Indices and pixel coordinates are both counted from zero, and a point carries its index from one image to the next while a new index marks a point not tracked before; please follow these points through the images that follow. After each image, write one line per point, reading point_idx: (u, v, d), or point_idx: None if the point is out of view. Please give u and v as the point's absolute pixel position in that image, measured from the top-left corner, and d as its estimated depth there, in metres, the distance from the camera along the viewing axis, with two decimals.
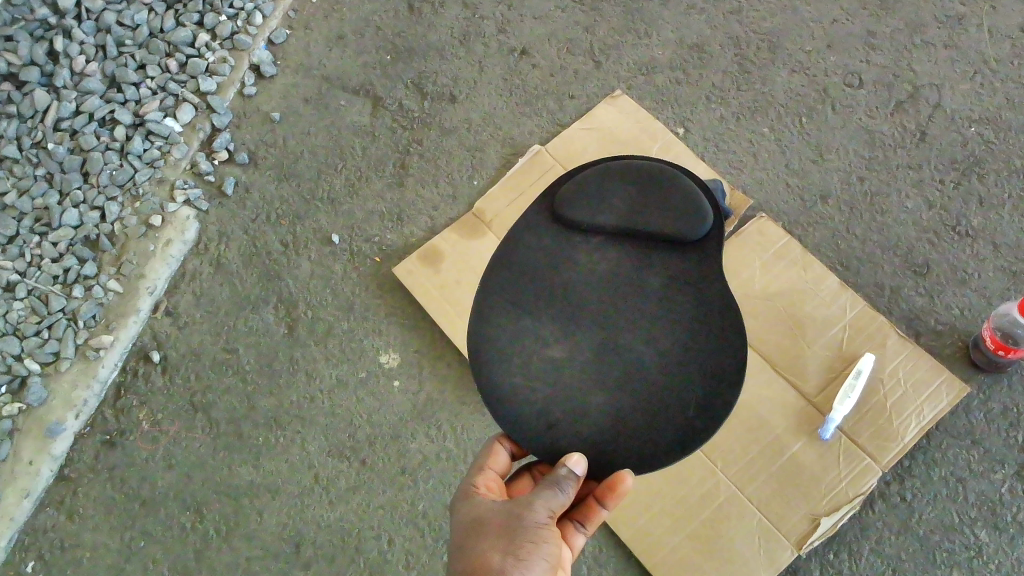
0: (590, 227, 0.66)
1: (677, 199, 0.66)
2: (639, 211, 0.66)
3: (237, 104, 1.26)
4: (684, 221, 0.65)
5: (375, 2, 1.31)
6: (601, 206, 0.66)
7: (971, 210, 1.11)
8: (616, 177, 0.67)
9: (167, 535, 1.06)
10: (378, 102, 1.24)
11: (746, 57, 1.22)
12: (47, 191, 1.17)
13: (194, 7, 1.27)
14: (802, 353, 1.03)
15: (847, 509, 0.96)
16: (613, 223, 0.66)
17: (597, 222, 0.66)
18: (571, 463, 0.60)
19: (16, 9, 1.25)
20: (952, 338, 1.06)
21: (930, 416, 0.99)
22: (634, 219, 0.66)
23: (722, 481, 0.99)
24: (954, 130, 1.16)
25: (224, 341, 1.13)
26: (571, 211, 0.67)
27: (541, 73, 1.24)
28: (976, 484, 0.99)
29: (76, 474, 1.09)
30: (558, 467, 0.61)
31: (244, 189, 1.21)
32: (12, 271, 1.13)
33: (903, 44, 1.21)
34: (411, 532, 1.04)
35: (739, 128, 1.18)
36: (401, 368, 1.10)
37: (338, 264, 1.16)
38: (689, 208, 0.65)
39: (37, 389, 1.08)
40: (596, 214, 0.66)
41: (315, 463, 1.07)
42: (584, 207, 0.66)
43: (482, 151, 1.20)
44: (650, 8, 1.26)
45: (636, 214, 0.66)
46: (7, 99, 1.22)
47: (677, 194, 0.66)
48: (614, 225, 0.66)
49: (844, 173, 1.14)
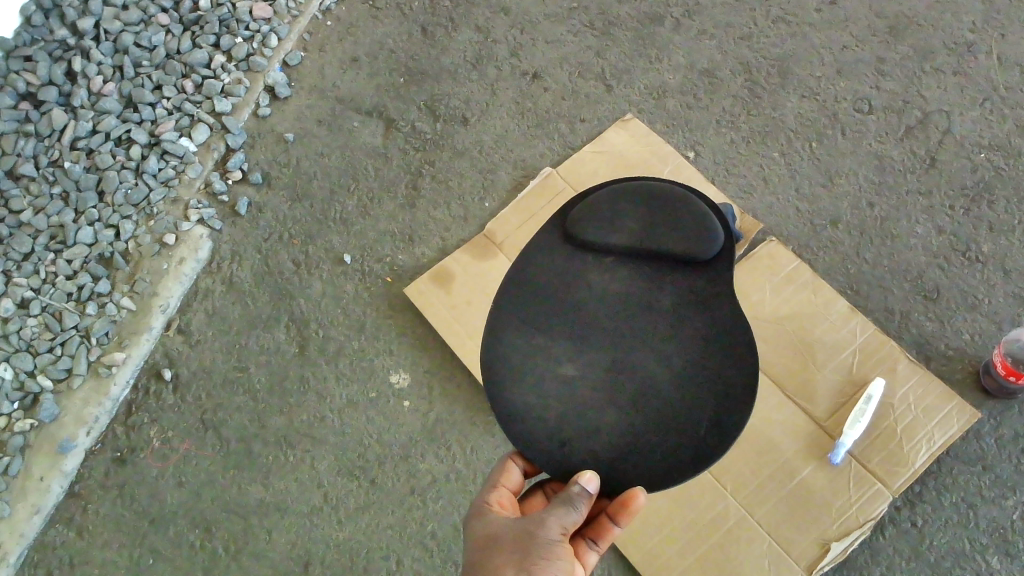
0: (600, 248, 0.67)
1: (688, 222, 0.67)
2: (650, 232, 0.67)
3: (251, 124, 1.27)
4: (694, 241, 0.66)
5: (388, 26, 1.33)
6: (612, 226, 0.67)
7: (982, 235, 1.12)
8: (629, 198, 0.68)
9: (177, 553, 1.06)
10: (391, 124, 1.26)
11: (756, 82, 1.23)
12: (62, 209, 1.18)
13: (210, 28, 1.29)
14: (812, 378, 1.03)
15: (858, 535, 0.95)
16: (625, 243, 0.67)
17: (608, 243, 0.67)
18: (583, 481, 0.60)
19: (36, 31, 1.28)
20: (963, 364, 1.06)
21: (940, 441, 0.99)
22: (646, 239, 0.67)
23: (732, 505, 0.99)
24: (964, 155, 1.16)
25: (236, 359, 1.14)
26: (582, 231, 0.68)
27: (553, 96, 1.25)
28: (987, 511, 0.99)
29: (86, 490, 1.09)
30: (571, 484, 0.61)
31: (258, 209, 1.22)
32: (27, 288, 1.14)
33: (913, 71, 1.22)
34: (419, 553, 1.04)
35: (750, 153, 1.19)
36: (411, 388, 1.11)
37: (350, 283, 1.17)
38: (700, 229, 0.66)
39: (49, 406, 1.08)
40: (607, 236, 0.67)
41: (325, 482, 1.07)
42: (596, 227, 0.67)
43: (494, 173, 1.21)
44: (662, 34, 1.27)
45: (647, 235, 0.67)
46: (25, 119, 1.23)
47: (687, 215, 0.67)
48: (625, 245, 0.67)
49: (854, 198, 1.15)
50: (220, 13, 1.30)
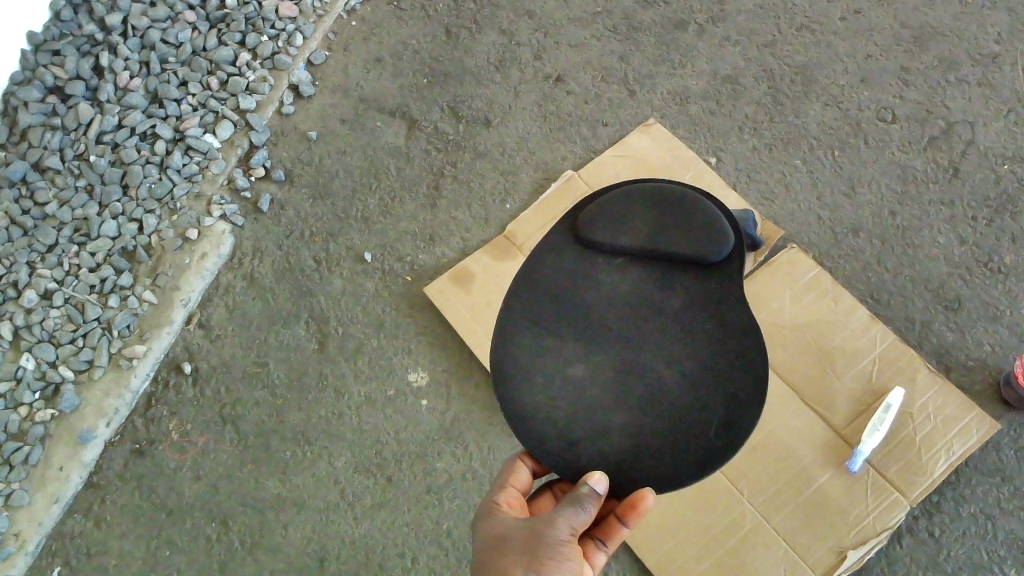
0: (611, 249, 0.67)
1: (700, 224, 0.67)
2: (660, 234, 0.67)
3: (275, 122, 1.28)
4: (705, 243, 0.66)
5: (414, 27, 1.33)
6: (623, 228, 0.67)
7: (1004, 246, 1.11)
8: (639, 199, 0.68)
9: (193, 546, 1.06)
10: (414, 124, 1.26)
11: (779, 90, 1.23)
12: (86, 202, 1.19)
13: (236, 26, 1.30)
14: (831, 385, 1.03)
15: (875, 543, 0.95)
16: (636, 243, 0.67)
17: (619, 245, 0.67)
18: (592, 482, 0.60)
19: (65, 25, 1.29)
20: (983, 374, 1.06)
21: (959, 451, 0.98)
22: (657, 241, 0.67)
23: (748, 510, 0.99)
24: (987, 167, 1.16)
25: (255, 354, 1.14)
26: (592, 233, 0.68)
27: (576, 100, 1.25)
28: (1005, 522, 0.99)
29: (105, 481, 1.10)
30: (579, 485, 0.61)
31: (280, 206, 1.23)
32: (50, 279, 1.15)
33: (937, 81, 1.22)
34: (435, 551, 1.04)
35: (771, 160, 1.19)
36: (429, 387, 1.11)
37: (370, 281, 1.17)
38: (712, 231, 0.66)
39: (70, 396, 1.09)
40: (617, 238, 0.67)
41: (341, 478, 1.08)
42: (607, 228, 0.67)
43: (515, 175, 1.22)
44: (686, 40, 1.27)
45: (658, 235, 0.67)
46: (52, 112, 1.25)
47: (699, 216, 0.67)
48: (636, 247, 0.67)
49: (875, 207, 1.15)
50: (246, 11, 1.31)
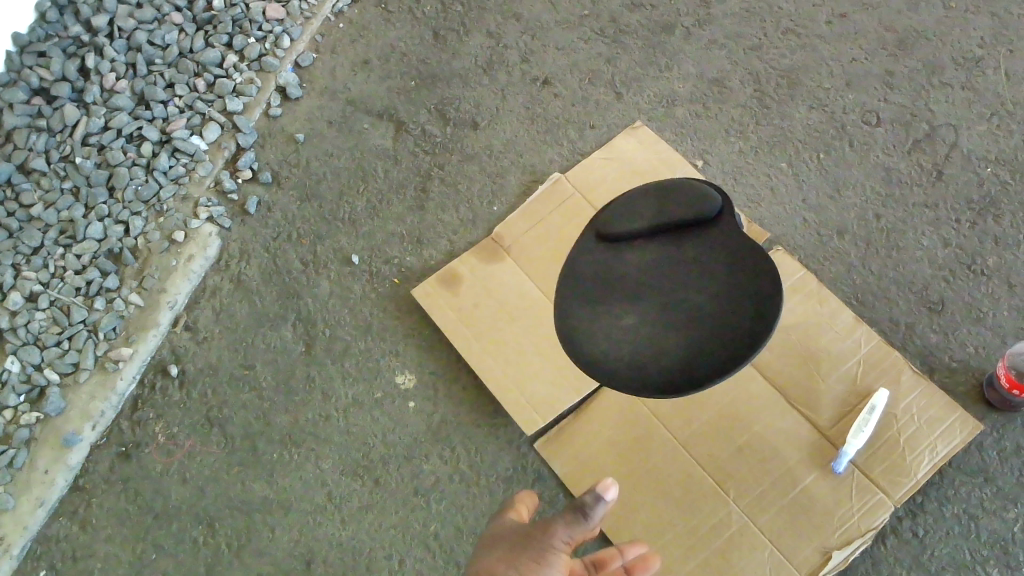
0: (629, 236, 0.74)
1: (692, 196, 0.73)
2: (663, 216, 0.73)
3: (262, 124, 1.28)
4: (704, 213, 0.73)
5: (401, 29, 1.33)
6: (631, 219, 0.74)
7: (986, 249, 1.12)
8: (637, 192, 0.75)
9: (179, 549, 1.06)
10: (402, 126, 1.27)
11: (765, 93, 1.24)
12: (72, 204, 1.19)
13: (224, 28, 1.29)
14: (816, 387, 1.04)
15: (859, 544, 0.96)
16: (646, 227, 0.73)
17: (634, 232, 0.74)
18: (601, 491, 0.62)
19: (51, 26, 1.29)
20: (966, 376, 1.07)
21: (943, 453, 0.99)
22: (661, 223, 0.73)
23: (734, 512, 0.99)
24: (970, 170, 1.17)
25: (242, 357, 1.14)
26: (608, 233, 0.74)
27: (563, 103, 1.26)
28: (988, 522, 1.00)
29: (91, 484, 1.09)
30: (586, 498, 0.62)
31: (267, 208, 1.22)
32: (35, 282, 1.14)
33: (921, 85, 1.23)
34: (422, 553, 1.04)
35: (757, 162, 1.19)
36: (417, 389, 1.11)
37: (357, 284, 1.17)
38: (704, 198, 0.73)
39: (56, 399, 1.09)
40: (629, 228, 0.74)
41: (328, 481, 1.08)
42: (618, 222, 0.74)
43: (503, 177, 1.22)
44: (672, 43, 1.28)
45: (662, 215, 0.73)
46: (38, 114, 1.24)
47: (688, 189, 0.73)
48: (646, 232, 0.73)
49: (860, 210, 1.16)
50: (234, 13, 1.30)
